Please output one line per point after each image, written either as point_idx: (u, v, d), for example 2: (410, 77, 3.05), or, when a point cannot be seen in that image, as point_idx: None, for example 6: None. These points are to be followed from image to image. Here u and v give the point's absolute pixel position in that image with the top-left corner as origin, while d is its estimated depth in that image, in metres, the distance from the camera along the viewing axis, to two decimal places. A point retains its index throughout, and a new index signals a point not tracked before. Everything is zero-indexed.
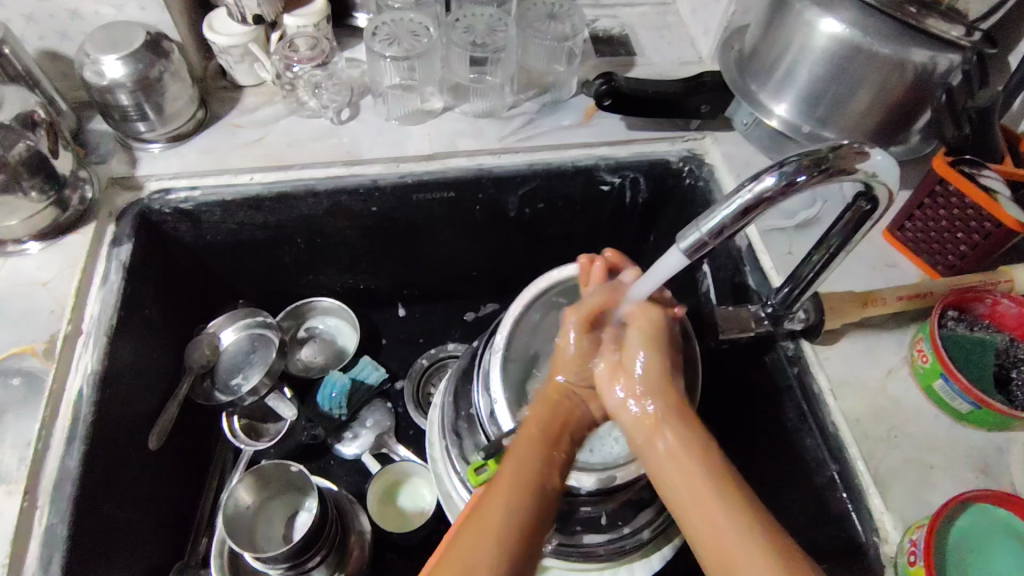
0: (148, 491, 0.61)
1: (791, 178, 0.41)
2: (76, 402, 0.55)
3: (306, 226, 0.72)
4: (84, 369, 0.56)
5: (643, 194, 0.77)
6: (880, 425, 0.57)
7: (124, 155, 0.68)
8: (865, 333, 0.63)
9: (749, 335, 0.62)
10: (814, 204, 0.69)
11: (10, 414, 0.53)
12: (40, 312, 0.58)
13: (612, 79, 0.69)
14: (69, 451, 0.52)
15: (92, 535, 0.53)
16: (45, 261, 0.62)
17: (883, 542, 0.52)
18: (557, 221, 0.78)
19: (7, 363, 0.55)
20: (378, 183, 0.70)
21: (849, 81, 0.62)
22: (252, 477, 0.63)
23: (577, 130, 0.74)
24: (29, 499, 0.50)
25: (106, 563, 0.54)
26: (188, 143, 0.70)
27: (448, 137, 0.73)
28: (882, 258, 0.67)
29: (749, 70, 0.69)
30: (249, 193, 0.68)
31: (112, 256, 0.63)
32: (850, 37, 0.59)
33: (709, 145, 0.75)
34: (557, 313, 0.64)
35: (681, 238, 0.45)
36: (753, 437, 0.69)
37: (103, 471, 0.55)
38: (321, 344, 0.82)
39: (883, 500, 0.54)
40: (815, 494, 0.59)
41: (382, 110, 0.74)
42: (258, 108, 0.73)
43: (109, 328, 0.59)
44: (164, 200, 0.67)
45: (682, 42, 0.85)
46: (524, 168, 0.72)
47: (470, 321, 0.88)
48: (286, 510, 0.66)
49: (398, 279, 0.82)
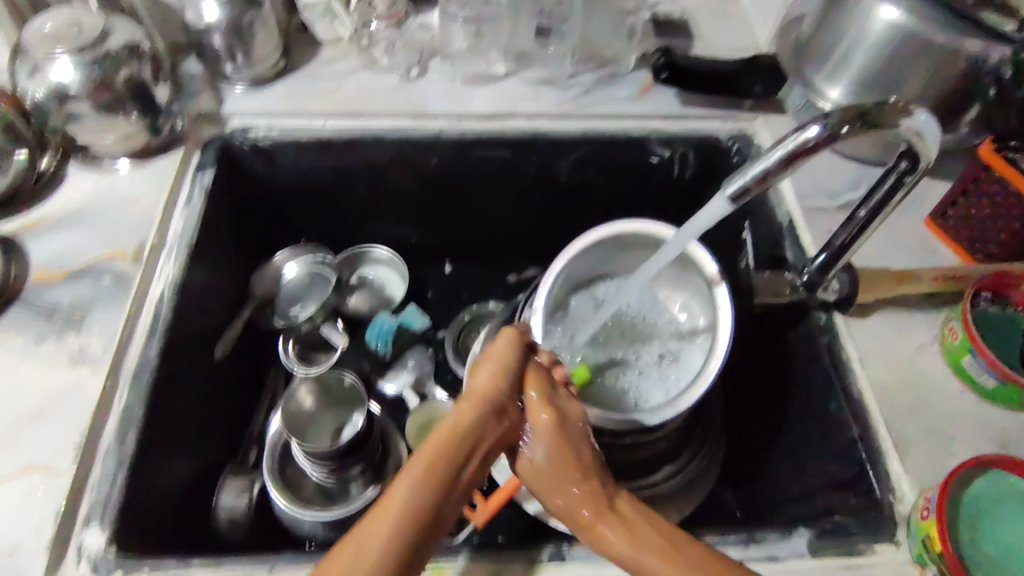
0: (212, 397, 0.66)
1: (833, 129, 0.44)
2: (158, 302, 0.60)
3: (369, 173, 0.77)
4: (167, 276, 0.62)
5: (690, 169, 0.79)
6: (905, 395, 0.59)
7: (211, 93, 0.74)
8: (897, 310, 0.64)
9: (783, 302, 0.65)
10: (859, 186, 0.72)
11: (100, 306, 0.59)
12: (131, 222, 0.64)
13: (668, 53, 0.75)
14: (150, 342, 0.58)
15: (164, 422, 0.58)
16: (136, 179, 0.68)
17: (897, 501, 0.55)
18: (605, 189, 0.82)
19: (99, 264, 0.61)
20: (441, 136, 0.74)
21: (901, 66, 0.64)
22: (314, 383, 0.70)
23: (632, 102, 0.78)
24: (112, 378, 0.55)
25: (174, 450, 0.59)
26: (269, 88, 0.76)
27: (509, 100, 0.77)
28: (922, 243, 0.69)
29: (805, 55, 0.72)
30: (321, 136, 0.73)
31: (195, 181, 0.68)
32: (906, 23, 0.62)
33: (760, 125, 0.77)
34: (598, 261, 0.67)
35: (727, 185, 0.47)
36: (770, 404, 0.71)
37: (177, 368, 0.60)
38: (370, 291, 0.87)
39: (901, 463, 0.56)
40: (832, 460, 0.61)
41: (449, 71, 0.79)
42: (335, 61, 0.79)
43: (190, 242, 0.64)
44: (245, 136, 0.72)
45: (740, 29, 0.87)
46: (578, 134, 0.76)
47: (512, 282, 0.92)
48: (334, 422, 0.69)
49: (449, 235, 0.87)
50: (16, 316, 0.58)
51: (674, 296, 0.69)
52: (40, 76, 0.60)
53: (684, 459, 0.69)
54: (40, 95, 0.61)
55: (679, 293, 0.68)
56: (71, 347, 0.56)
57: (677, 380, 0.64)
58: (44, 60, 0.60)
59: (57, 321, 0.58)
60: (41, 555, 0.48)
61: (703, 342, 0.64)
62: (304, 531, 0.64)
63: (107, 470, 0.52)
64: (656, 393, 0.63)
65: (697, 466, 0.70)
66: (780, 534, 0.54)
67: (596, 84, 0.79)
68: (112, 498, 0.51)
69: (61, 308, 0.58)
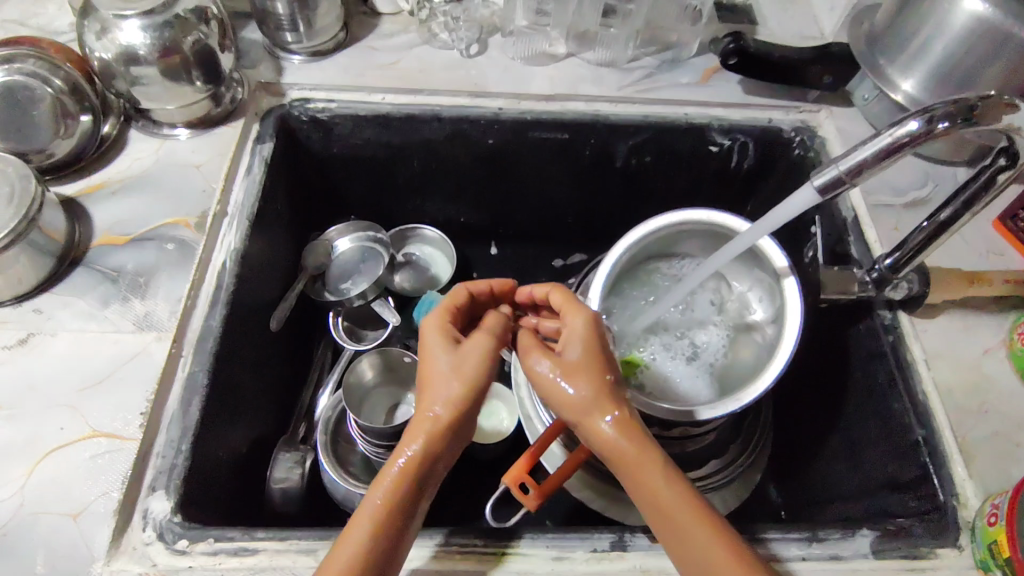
0: (266, 368, 0.66)
1: (935, 123, 0.42)
2: (220, 271, 0.60)
3: (424, 149, 0.76)
4: (228, 246, 0.61)
5: (750, 159, 0.78)
6: (971, 399, 0.58)
7: (271, 63, 0.74)
8: (965, 311, 0.63)
9: (852, 299, 0.62)
10: (925, 185, 0.70)
11: (164, 273, 0.59)
12: (193, 189, 0.64)
13: (741, 39, 0.71)
14: (213, 311, 0.58)
15: (224, 390, 0.58)
16: (197, 146, 0.67)
17: (961, 506, 0.54)
18: (660, 177, 0.80)
19: (163, 230, 0.61)
20: (500, 116, 0.73)
21: (982, 57, 0.62)
22: (377, 358, 0.70)
23: (695, 88, 0.77)
24: (177, 345, 0.55)
25: (231, 420, 0.59)
26: (328, 60, 0.75)
27: (570, 81, 0.76)
28: (989, 246, 0.67)
29: (879, 45, 0.69)
30: (380, 111, 0.72)
31: (256, 151, 0.68)
32: (991, 16, 0.59)
33: (824, 118, 0.75)
34: (657, 245, 0.65)
35: (817, 174, 0.46)
36: (825, 400, 0.70)
37: (237, 339, 0.60)
38: (417, 269, 0.86)
39: (966, 468, 0.55)
40: (892, 460, 0.60)
41: (509, 50, 0.78)
42: (394, 35, 0.78)
43: (250, 213, 0.64)
44: (304, 108, 0.72)
45: (806, 17, 0.85)
46: (639, 119, 0.74)
47: (558, 268, 0.91)
48: (389, 400, 0.72)
49: (498, 217, 0.86)
50: (81, 279, 0.58)
51: (736, 284, 0.68)
52: (109, 37, 0.59)
53: (738, 456, 0.68)
54: (107, 57, 0.60)
55: (739, 283, 0.67)
56: (136, 312, 0.57)
57: (735, 376, 0.63)
58: (112, 20, 0.59)
59: (122, 286, 0.58)
60: (107, 518, 0.48)
61: (762, 337, 0.63)
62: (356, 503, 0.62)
63: (172, 438, 0.52)
64: (713, 386, 0.64)
65: (748, 457, 0.69)
66: (842, 533, 0.53)
67: (658, 69, 0.78)
68: (176, 464, 0.51)
69: (125, 273, 0.58)
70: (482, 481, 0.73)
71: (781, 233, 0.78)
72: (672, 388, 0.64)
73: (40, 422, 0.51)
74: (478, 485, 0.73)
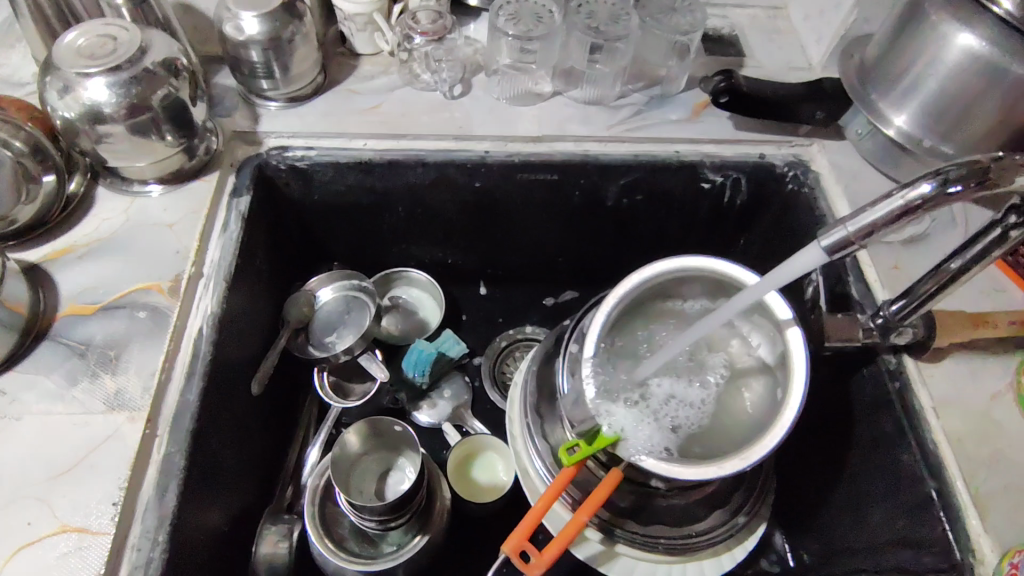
0: (248, 435, 0.63)
1: (947, 186, 0.41)
2: (196, 339, 0.57)
3: (409, 195, 0.74)
4: (204, 310, 0.58)
5: (742, 195, 0.76)
6: (983, 448, 0.56)
7: (246, 110, 0.71)
8: (970, 354, 0.61)
9: (857, 346, 0.60)
10: (922, 221, 0.68)
11: (136, 344, 0.55)
12: (167, 251, 0.61)
13: (731, 77, 0.70)
14: (189, 385, 0.54)
15: (202, 468, 0.54)
16: (170, 203, 0.64)
17: (978, 563, 0.52)
18: (653, 215, 0.78)
19: (134, 297, 0.58)
20: (486, 159, 0.71)
21: (973, 97, 0.60)
22: (364, 424, 0.66)
23: (685, 124, 0.75)
24: (151, 426, 0.52)
25: (209, 498, 0.55)
26: (306, 105, 0.72)
27: (557, 121, 0.74)
28: (989, 283, 0.65)
29: (871, 80, 0.68)
30: (362, 157, 0.70)
31: (232, 206, 0.65)
32: (983, 53, 0.57)
33: (816, 152, 0.74)
34: (657, 294, 0.63)
35: (825, 235, 0.44)
36: (829, 444, 0.68)
37: (215, 410, 0.57)
38: (404, 313, 0.83)
39: (982, 522, 0.53)
40: (904, 513, 0.58)
41: (494, 89, 0.75)
42: (374, 77, 0.75)
43: (228, 274, 0.61)
44: (282, 156, 0.69)
45: (793, 47, 0.83)
46: (629, 159, 0.72)
47: (549, 306, 0.88)
48: (379, 465, 0.68)
49: (487, 258, 0.84)
50: (46, 354, 0.54)
51: (736, 326, 0.64)
52: (72, 95, 0.56)
53: (745, 502, 0.66)
54: (70, 116, 0.57)
55: (736, 325, 0.64)
56: (106, 390, 0.53)
57: (737, 430, 0.58)
58: (76, 79, 0.56)
59: (90, 361, 0.54)
60: None
61: (769, 381, 0.59)
62: None
63: (148, 528, 0.49)
64: (703, 447, 0.58)
65: (750, 509, 0.66)
66: None
67: (646, 105, 0.76)
68: (153, 558, 0.48)
69: (94, 346, 0.55)
70: (478, 540, 0.70)
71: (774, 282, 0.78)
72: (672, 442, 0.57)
73: (4, 519, 0.47)
74: (473, 545, 0.70)
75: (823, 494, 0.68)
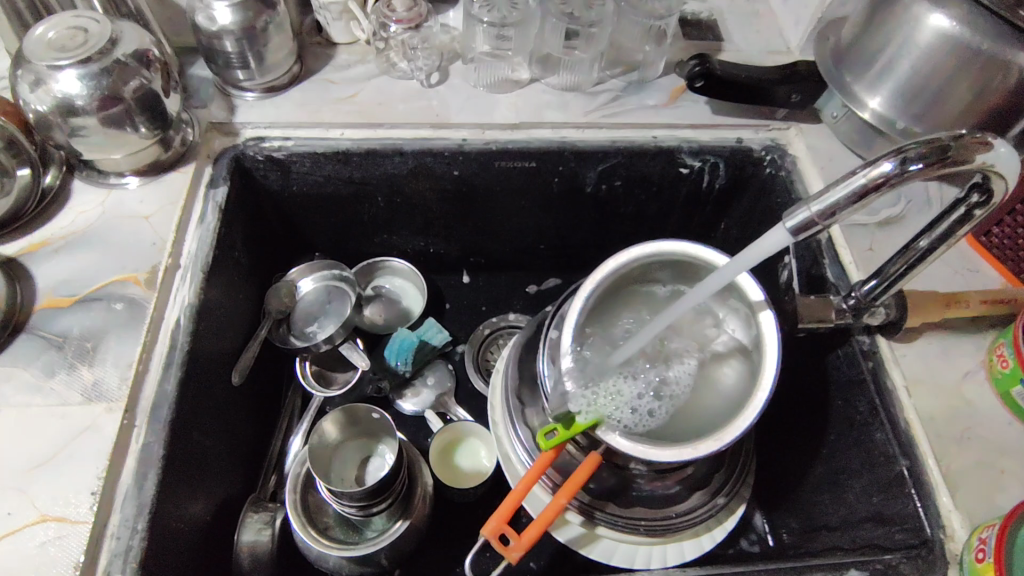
0: (229, 425, 0.64)
1: (907, 165, 0.42)
2: (173, 330, 0.57)
3: (388, 184, 0.74)
4: (182, 301, 0.58)
5: (721, 179, 0.77)
6: (954, 426, 0.57)
7: (222, 102, 0.71)
8: (943, 334, 0.62)
9: (831, 327, 0.61)
10: (898, 203, 0.69)
11: (112, 335, 0.56)
12: (143, 243, 0.61)
13: (706, 61, 0.70)
14: (167, 375, 0.55)
15: (181, 459, 0.55)
16: (147, 195, 0.64)
17: (949, 539, 0.53)
18: (634, 201, 0.79)
19: (111, 289, 0.58)
20: (464, 147, 0.71)
21: (945, 77, 0.60)
22: (340, 413, 0.66)
23: (662, 109, 0.75)
24: (128, 416, 0.52)
25: (189, 487, 0.56)
26: (282, 95, 0.72)
27: (535, 108, 0.74)
28: (963, 263, 0.66)
29: (845, 62, 0.68)
30: (339, 147, 0.70)
31: (208, 197, 0.65)
32: (952, 30, 0.57)
33: (793, 135, 0.74)
34: (634, 278, 0.63)
35: (789, 216, 0.45)
36: (807, 425, 0.69)
37: (194, 400, 0.57)
38: (387, 302, 0.83)
39: (952, 498, 0.54)
40: (878, 490, 0.59)
41: (471, 76, 0.75)
42: (350, 66, 0.75)
43: (205, 265, 0.61)
44: (259, 147, 0.69)
45: (771, 30, 0.84)
46: (606, 145, 0.72)
47: (531, 293, 0.88)
48: (361, 452, 0.69)
49: (469, 246, 0.84)
50: (23, 346, 0.55)
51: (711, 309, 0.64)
52: (43, 88, 0.56)
53: (725, 484, 0.66)
54: (42, 109, 0.57)
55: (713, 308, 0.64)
56: (84, 381, 0.53)
57: (711, 408, 0.59)
58: (47, 72, 0.56)
59: (68, 354, 0.54)
60: None
61: (743, 363, 0.59)
62: (330, 563, 0.61)
63: (127, 517, 0.49)
64: (680, 426, 0.59)
65: (729, 489, 0.67)
66: None
67: (623, 91, 0.76)
68: (132, 546, 0.48)
69: (71, 339, 0.55)
70: (462, 525, 0.71)
71: (753, 268, 0.78)
72: (645, 422, 0.58)
73: None
74: (456, 530, 0.71)
75: (800, 475, 0.69)
